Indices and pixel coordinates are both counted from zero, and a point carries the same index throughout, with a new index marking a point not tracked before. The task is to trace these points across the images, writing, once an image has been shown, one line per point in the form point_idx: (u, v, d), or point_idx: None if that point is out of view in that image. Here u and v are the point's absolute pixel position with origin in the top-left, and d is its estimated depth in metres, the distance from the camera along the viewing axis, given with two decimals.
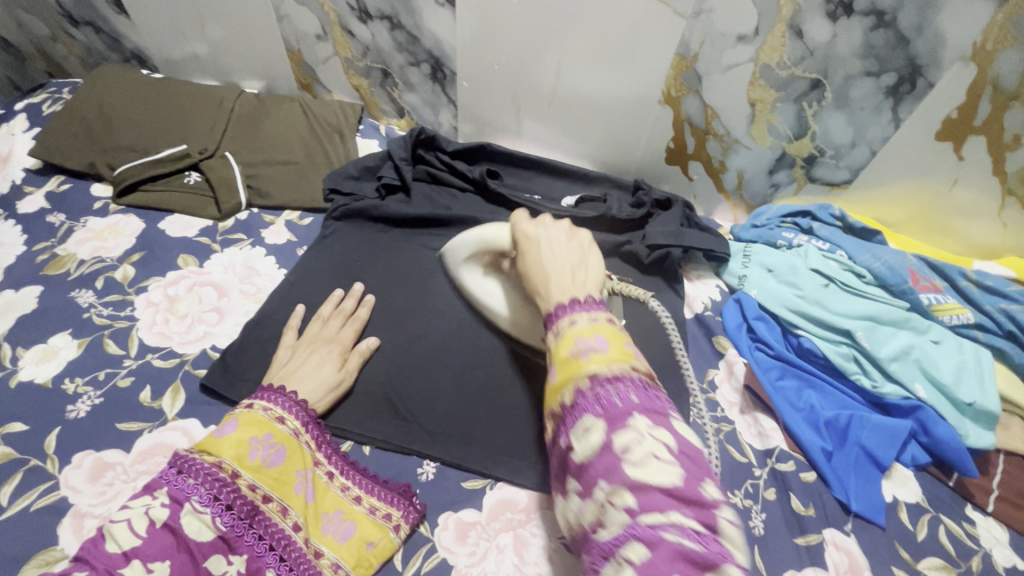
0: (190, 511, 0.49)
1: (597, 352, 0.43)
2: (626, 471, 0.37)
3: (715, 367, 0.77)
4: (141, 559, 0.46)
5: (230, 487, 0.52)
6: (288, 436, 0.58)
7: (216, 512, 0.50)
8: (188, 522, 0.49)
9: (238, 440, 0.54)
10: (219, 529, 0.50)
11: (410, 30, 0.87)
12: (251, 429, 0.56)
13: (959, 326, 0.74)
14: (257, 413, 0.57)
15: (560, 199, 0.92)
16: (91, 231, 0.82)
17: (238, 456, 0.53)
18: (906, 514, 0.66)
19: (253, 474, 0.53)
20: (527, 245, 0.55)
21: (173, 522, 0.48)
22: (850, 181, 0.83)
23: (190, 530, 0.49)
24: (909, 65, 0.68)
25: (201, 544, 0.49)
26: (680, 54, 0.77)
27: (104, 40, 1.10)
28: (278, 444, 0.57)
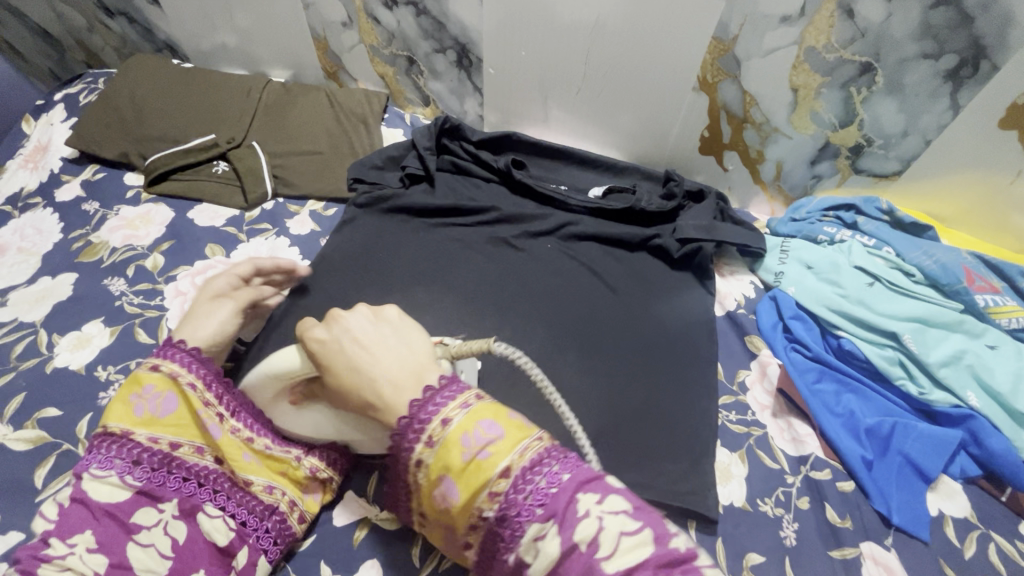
0: (92, 478, 0.49)
1: (490, 449, 0.40)
2: (605, 569, 0.34)
3: (747, 368, 0.73)
4: (59, 537, 0.46)
5: (130, 445, 0.51)
6: (170, 379, 0.53)
7: (124, 471, 0.50)
8: (95, 489, 0.48)
9: (122, 403, 0.52)
10: (134, 487, 0.50)
11: (436, 16, 0.85)
12: (131, 386, 0.53)
13: (1019, 330, 0.68)
14: (142, 369, 0.54)
15: (587, 190, 0.89)
16: (122, 220, 0.83)
17: (124, 416, 0.52)
18: (953, 530, 0.62)
19: (149, 428, 0.52)
20: (328, 356, 0.46)
21: (79, 495, 0.48)
22: (900, 173, 0.78)
23: (100, 496, 0.48)
24: (972, 46, 0.62)
25: (120, 505, 0.49)
26: (718, 37, 0.73)
27: (138, 30, 1.12)
28: (164, 392, 0.53)
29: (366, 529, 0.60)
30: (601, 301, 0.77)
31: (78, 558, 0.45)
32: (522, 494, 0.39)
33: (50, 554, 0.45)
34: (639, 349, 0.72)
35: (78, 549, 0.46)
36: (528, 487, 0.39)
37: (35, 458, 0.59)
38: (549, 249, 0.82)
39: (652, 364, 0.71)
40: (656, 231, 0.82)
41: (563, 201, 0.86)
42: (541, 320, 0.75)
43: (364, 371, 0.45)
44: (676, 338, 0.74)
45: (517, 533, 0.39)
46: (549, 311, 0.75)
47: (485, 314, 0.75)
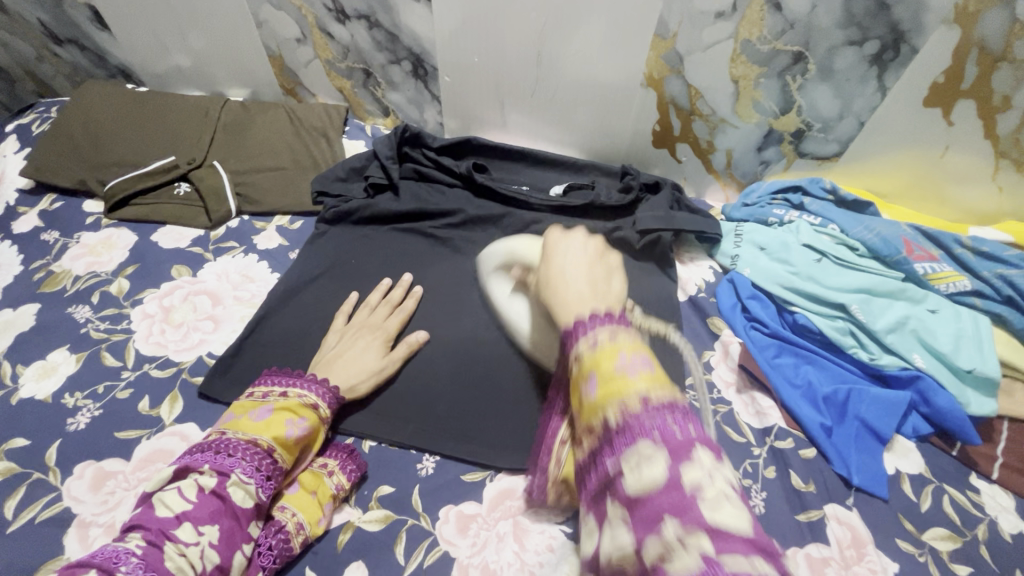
0: (236, 481, 0.52)
1: (619, 393, 0.37)
2: (700, 510, 0.31)
3: (711, 349, 0.76)
4: (192, 522, 0.49)
5: (270, 460, 0.55)
6: (318, 419, 0.61)
7: (259, 483, 0.54)
8: (234, 491, 0.52)
9: (276, 422, 0.58)
10: (260, 499, 0.53)
11: (389, 29, 0.87)
12: (286, 412, 0.59)
13: (957, 294, 0.73)
14: (293, 399, 0.60)
15: (548, 189, 0.92)
16: (84, 246, 0.83)
17: (276, 435, 0.56)
18: (909, 486, 0.65)
19: (285, 450, 0.57)
20: (550, 256, 0.53)
21: (218, 489, 0.51)
22: (840, 154, 0.82)
23: (236, 497, 0.52)
24: (891, 31, 0.67)
25: (245, 509, 0.52)
26: (659, 35, 0.77)
27: (90, 57, 1.10)
28: (311, 426, 0.60)
29: (350, 533, 0.60)
30: None
31: (201, 550, 0.48)
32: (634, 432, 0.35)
33: (178, 534, 0.47)
34: None
35: (204, 540, 0.48)
36: (658, 421, 0.35)
37: (3, 490, 0.59)
38: None
39: None
40: (617, 224, 0.85)
41: (526, 201, 0.88)
42: None
43: (564, 274, 0.49)
44: None
45: (629, 446, 0.35)
46: None
47: (458, 315, 0.76)
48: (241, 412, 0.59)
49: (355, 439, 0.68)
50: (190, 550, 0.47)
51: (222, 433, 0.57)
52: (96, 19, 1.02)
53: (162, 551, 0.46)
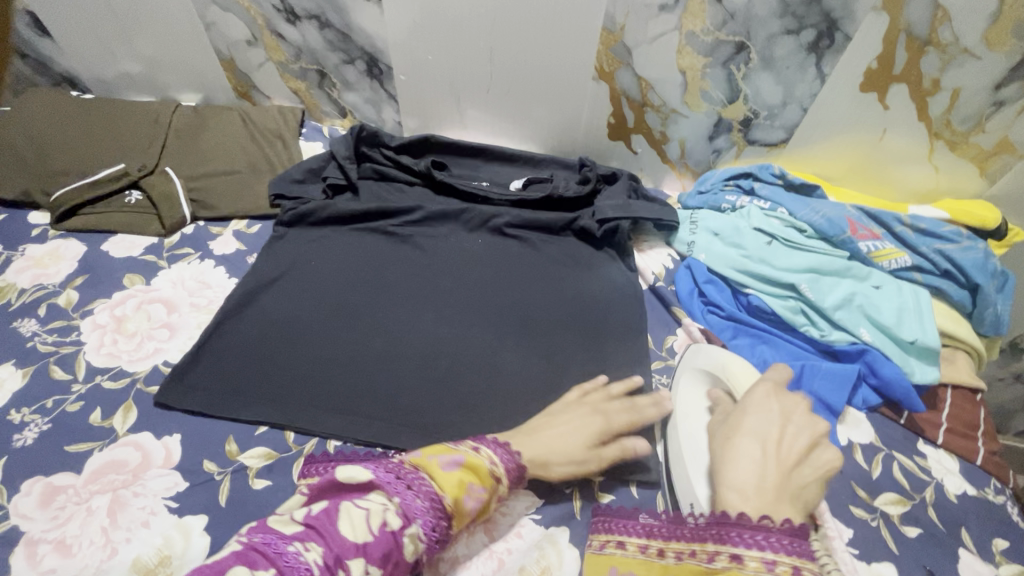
0: (412, 534, 0.47)
1: (740, 567, 0.43)
2: None
3: (674, 334, 0.78)
4: (366, 557, 0.44)
5: (443, 525, 0.49)
6: (498, 486, 0.54)
7: (426, 543, 0.48)
8: (408, 542, 0.47)
9: (461, 480, 0.51)
10: (419, 554, 0.48)
11: (340, 28, 0.87)
12: (477, 475, 0.52)
13: (899, 270, 0.76)
14: (484, 465, 0.53)
15: (507, 184, 0.92)
16: (30, 259, 0.80)
17: (459, 498, 0.50)
18: (861, 455, 0.68)
19: (458, 518, 0.50)
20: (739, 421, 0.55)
21: (397, 533, 0.46)
22: (787, 140, 0.85)
23: (407, 549, 0.47)
24: (825, 20, 0.70)
25: (403, 565, 0.47)
26: (607, 28, 0.78)
27: (32, 65, 1.07)
28: (488, 492, 0.53)
29: None
30: (532, 287, 0.80)
31: None
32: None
33: (352, 565, 0.44)
34: (572, 327, 0.76)
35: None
36: None
37: None
38: (479, 243, 0.84)
39: (585, 339, 0.75)
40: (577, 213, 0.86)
41: (486, 197, 0.89)
42: (477, 312, 0.77)
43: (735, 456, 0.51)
44: (603, 314, 0.77)
45: None
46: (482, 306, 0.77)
47: (422, 312, 0.76)
48: (431, 452, 0.52)
49: (318, 439, 0.65)
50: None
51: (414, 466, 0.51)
52: (36, 25, 0.99)
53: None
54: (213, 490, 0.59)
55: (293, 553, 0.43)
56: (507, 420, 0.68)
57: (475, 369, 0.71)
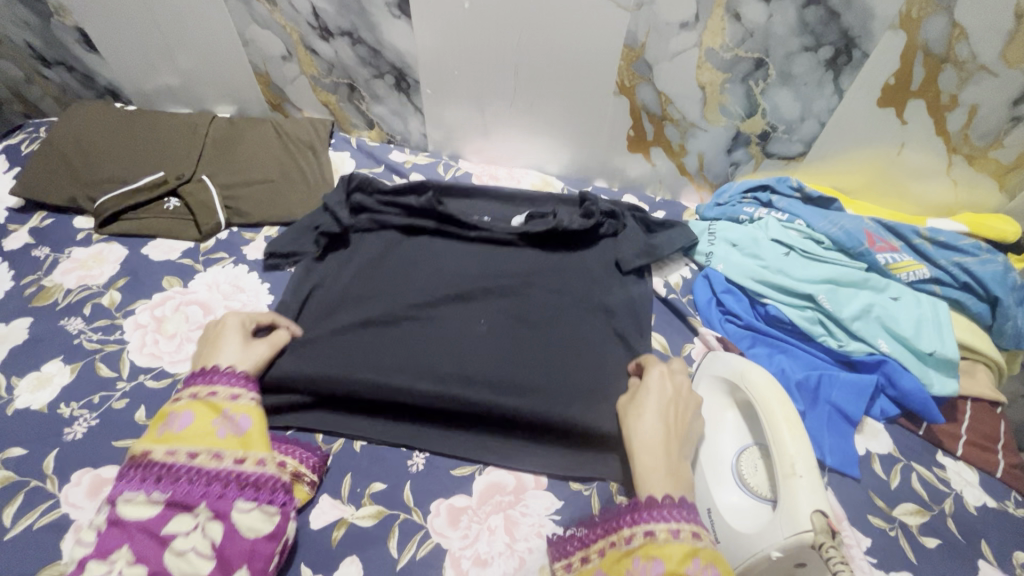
0: (123, 502, 0.51)
1: (653, 542, 0.49)
2: None
3: (692, 342, 0.79)
4: (98, 557, 0.48)
5: (151, 464, 0.53)
6: (189, 402, 0.58)
7: (149, 489, 0.52)
8: (128, 511, 0.51)
9: (151, 436, 0.56)
10: (161, 499, 0.51)
11: (371, 45, 0.91)
12: (155, 421, 0.57)
13: (917, 282, 0.77)
14: (166, 406, 0.58)
15: (508, 220, 0.88)
16: (76, 261, 0.84)
17: (148, 440, 0.55)
18: (879, 465, 0.68)
19: (166, 445, 0.55)
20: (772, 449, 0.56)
21: (175, 499, 0.51)
22: (804, 154, 0.86)
23: (133, 515, 0.50)
24: (843, 37, 0.72)
25: (150, 521, 0.50)
26: (628, 45, 0.81)
27: (78, 78, 1.12)
28: (182, 411, 0.57)
29: (344, 529, 0.62)
30: None
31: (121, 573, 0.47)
32: None
33: (171, 532, 0.50)
34: None
35: (199, 522, 0.51)
36: None
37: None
38: None
39: None
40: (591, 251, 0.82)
41: (489, 231, 0.84)
42: None
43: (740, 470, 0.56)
44: None
45: None
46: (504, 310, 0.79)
47: None
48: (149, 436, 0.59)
49: (345, 439, 0.69)
50: (186, 555, 0.49)
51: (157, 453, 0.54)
52: (84, 41, 1.04)
53: None
54: None
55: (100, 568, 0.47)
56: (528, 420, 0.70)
57: None
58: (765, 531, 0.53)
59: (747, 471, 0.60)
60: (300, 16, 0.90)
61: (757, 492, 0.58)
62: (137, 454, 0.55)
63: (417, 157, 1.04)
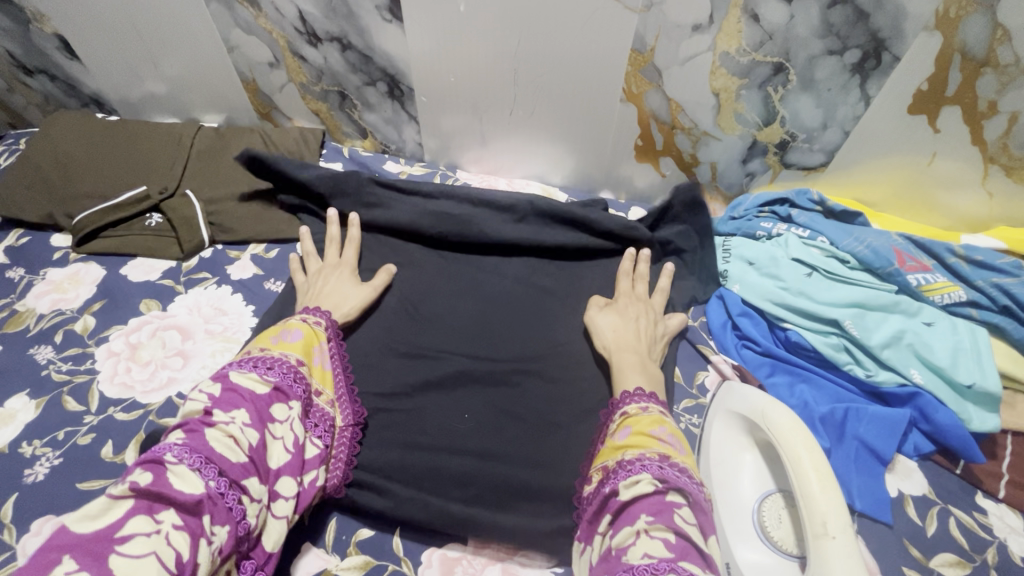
0: (239, 374, 0.54)
1: (625, 416, 0.59)
2: (674, 520, 0.47)
3: (705, 370, 0.74)
4: (219, 406, 0.50)
5: (283, 363, 0.57)
6: (301, 323, 0.64)
7: (261, 372, 0.55)
8: (242, 380, 0.53)
9: (261, 336, 0.61)
10: (271, 383, 0.55)
11: (362, 50, 0.85)
12: (268, 329, 0.62)
13: (952, 305, 0.71)
14: (275, 320, 0.64)
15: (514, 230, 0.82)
16: (50, 283, 0.80)
17: (266, 342, 0.60)
18: (914, 509, 0.62)
19: (279, 350, 0.59)
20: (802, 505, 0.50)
21: (282, 387, 0.55)
22: (826, 164, 0.80)
23: (246, 386, 0.53)
24: (872, 40, 0.66)
25: (262, 396, 0.53)
26: (636, 49, 0.75)
27: (61, 87, 1.08)
28: (293, 328, 0.63)
29: None
30: (554, 315, 0.76)
31: (238, 427, 0.49)
32: (621, 468, 0.53)
33: (273, 414, 0.53)
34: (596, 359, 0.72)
35: (292, 417, 0.55)
36: (667, 473, 0.51)
37: None
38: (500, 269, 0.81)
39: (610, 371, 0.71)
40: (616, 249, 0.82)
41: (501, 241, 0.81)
42: (499, 342, 0.73)
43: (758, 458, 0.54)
44: None
45: (631, 474, 0.52)
46: (504, 335, 0.74)
47: (441, 341, 0.73)
48: (257, 337, 0.61)
49: None
50: (277, 440, 0.53)
51: (247, 352, 0.59)
52: (65, 48, 0.99)
53: (204, 435, 0.48)
54: None
55: (221, 420, 0.49)
56: (529, 457, 0.64)
57: (496, 403, 0.68)
58: None
59: (771, 522, 0.55)
60: (286, 20, 0.85)
61: (782, 547, 0.53)
62: (250, 350, 0.59)
63: (412, 168, 0.99)
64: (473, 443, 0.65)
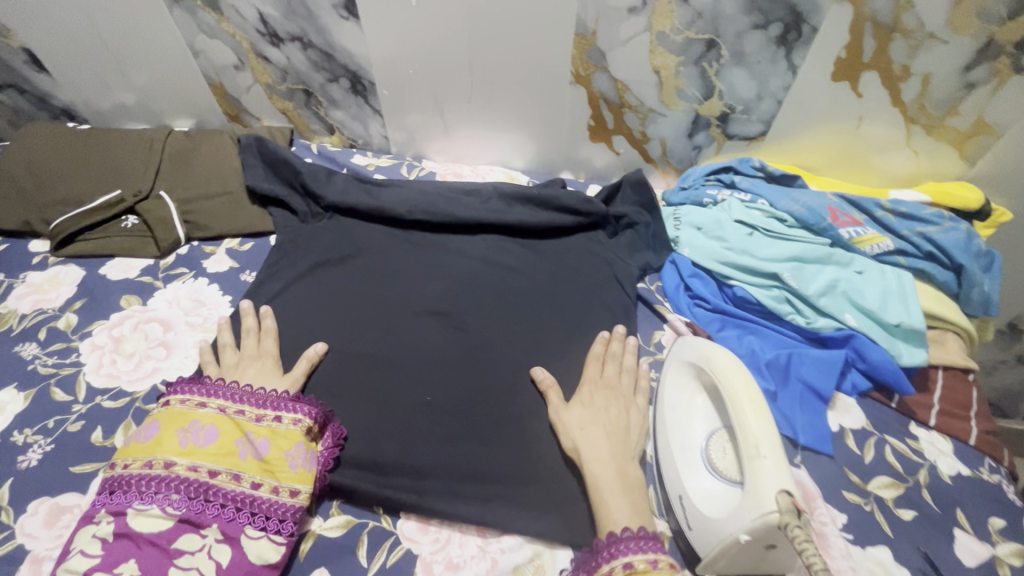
0: (134, 514, 0.54)
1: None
2: None
3: (661, 329, 0.79)
4: (104, 569, 0.51)
5: (183, 482, 0.56)
6: (215, 414, 0.61)
7: (162, 503, 0.55)
8: (138, 523, 0.54)
9: (169, 435, 0.59)
10: (173, 515, 0.54)
11: (323, 48, 0.89)
12: (176, 423, 0.60)
13: (882, 254, 0.77)
14: (174, 408, 0.61)
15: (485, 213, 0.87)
16: (31, 286, 0.83)
17: (173, 449, 0.58)
18: (853, 440, 0.68)
19: (188, 458, 0.57)
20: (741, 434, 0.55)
21: (191, 516, 0.54)
22: (765, 133, 0.86)
23: (143, 527, 0.54)
24: (791, 13, 0.72)
25: (161, 533, 0.53)
26: (579, 34, 0.80)
27: (30, 100, 1.10)
28: (207, 425, 0.60)
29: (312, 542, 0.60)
30: (519, 287, 0.81)
31: None
32: None
33: (179, 547, 0.53)
34: (558, 324, 0.77)
35: (207, 543, 0.54)
36: None
37: None
38: (467, 248, 0.86)
39: (570, 334, 0.76)
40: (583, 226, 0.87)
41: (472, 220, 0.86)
42: (467, 315, 0.78)
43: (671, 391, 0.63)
44: (590, 311, 0.78)
45: None
46: (471, 308, 0.79)
47: (413, 318, 0.77)
48: (170, 427, 0.59)
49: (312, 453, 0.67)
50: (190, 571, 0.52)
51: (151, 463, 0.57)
52: (33, 62, 1.02)
53: None
54: None
55: None
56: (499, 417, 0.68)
57: (467, 370, 0.72)
58: (733, 514, 0.52)
59: (717, 455, 0.60)
60: (248, 23, 0.89)
61: (727, 475, 0.58)
62: (156, 459, 0.57)
63: (380, 160, 1.02)
64: (446, 410, 0.69)
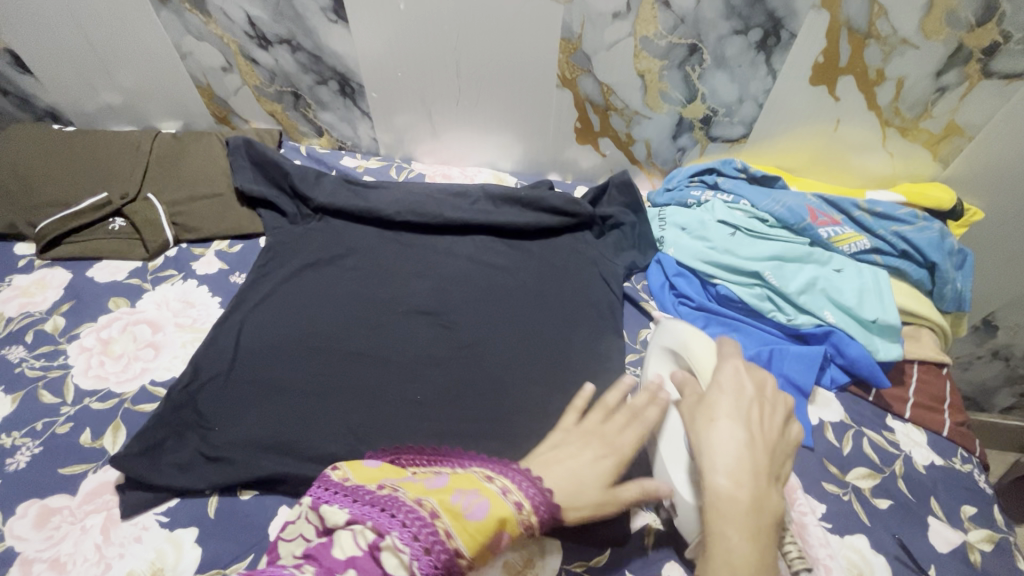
0: (364, 530, 0.46)
1: None
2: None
3: (647, 327, 0.81)
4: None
5: (406, 499, 0.48)
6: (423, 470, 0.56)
7: (382, 521, 0.46)
8: (352, 545, 0.45)
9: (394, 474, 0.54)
10: (384, 546, 0.45)
11: (311, 50, 0.90)
12: (390, 471, 0.56)
13: (859, 253, 0.79)
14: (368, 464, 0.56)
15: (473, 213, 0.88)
16: (17, 288, 0.83)
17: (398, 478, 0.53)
18: (832, 433, 0.70)
19: (409, 482, 0.51)
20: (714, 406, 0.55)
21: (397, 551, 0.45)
22: (747, 135, 0.88)
23: (359, 549, 0.45)
24: (770, 19, 0.74)
25: (358, 565, 0.44)
26: (565, 37, 0.81)
27: (15, 102, 1.09)
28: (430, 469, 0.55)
29: None
30: (507, 286, 0.82)
31: None
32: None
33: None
34: (546, 322, 0.78)
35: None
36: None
37: None
38: (456, 248, 0.87)
39: (558, 332, 0.77)
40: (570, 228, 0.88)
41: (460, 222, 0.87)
42: (456, 315, 0.79)
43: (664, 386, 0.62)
44: (577, 309, 0.79)
45: None
46: (460, 307, 0.80)
47: (403, 318, 0.78)
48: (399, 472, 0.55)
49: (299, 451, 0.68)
50: None
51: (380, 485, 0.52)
52: (17, 63, 1.01)
53: None
54: (201, 502, 0.62)
55: None
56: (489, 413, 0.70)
57: (456, 369, 0.74)
58: None
59: None
60: (235, 25, 0.89)
61: None
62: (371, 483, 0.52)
63: (369, 161, 1.03)
64: (437, 408, 0.70)
